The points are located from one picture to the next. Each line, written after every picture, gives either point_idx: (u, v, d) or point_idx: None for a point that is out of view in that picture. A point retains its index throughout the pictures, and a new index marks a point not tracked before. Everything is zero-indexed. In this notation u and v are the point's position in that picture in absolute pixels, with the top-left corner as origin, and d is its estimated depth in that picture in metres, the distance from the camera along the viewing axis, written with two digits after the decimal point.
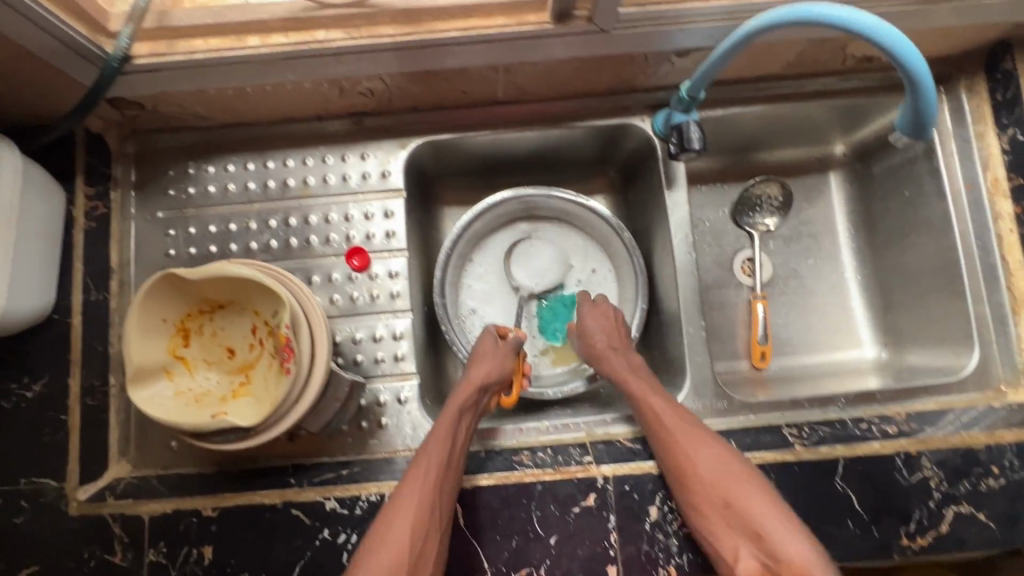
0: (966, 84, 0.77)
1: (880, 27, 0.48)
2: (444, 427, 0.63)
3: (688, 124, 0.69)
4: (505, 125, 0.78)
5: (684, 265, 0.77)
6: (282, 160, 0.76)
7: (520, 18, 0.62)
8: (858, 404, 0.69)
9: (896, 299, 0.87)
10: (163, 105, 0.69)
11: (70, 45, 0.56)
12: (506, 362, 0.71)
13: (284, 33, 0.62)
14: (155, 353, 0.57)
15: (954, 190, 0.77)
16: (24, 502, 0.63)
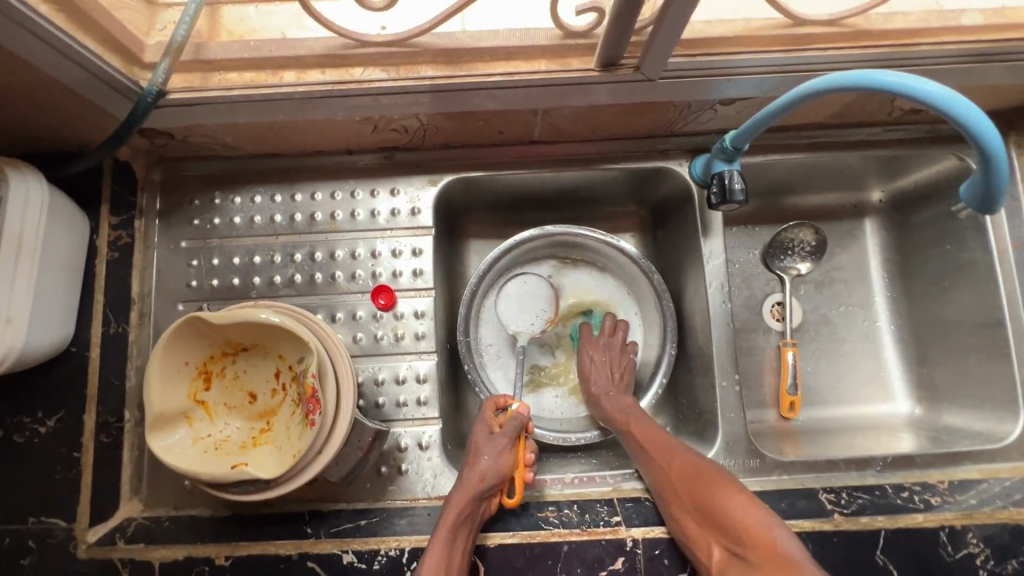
0: (1015, 139, 0.75)
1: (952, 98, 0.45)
2: (446, 521, 0.59)
3: (730, 173, 0.67)
4: (539, 164, 0.76)
5: (718, 314, 0.75)
6: (310, 193, 0.74)
7: (565, 63, 0.61)
8: (896, 469, 0.69)
9: (934, 355, 0.84)
10: (194, 135, 0.68)
11: (106, 80, 0.55)
12: (503, 449, 0.65)
13: (322, 70, 0.61)
14: (175, 398, 0.55)
15: (1000, 248, 0.75)
16: (31, 543, 0.60)
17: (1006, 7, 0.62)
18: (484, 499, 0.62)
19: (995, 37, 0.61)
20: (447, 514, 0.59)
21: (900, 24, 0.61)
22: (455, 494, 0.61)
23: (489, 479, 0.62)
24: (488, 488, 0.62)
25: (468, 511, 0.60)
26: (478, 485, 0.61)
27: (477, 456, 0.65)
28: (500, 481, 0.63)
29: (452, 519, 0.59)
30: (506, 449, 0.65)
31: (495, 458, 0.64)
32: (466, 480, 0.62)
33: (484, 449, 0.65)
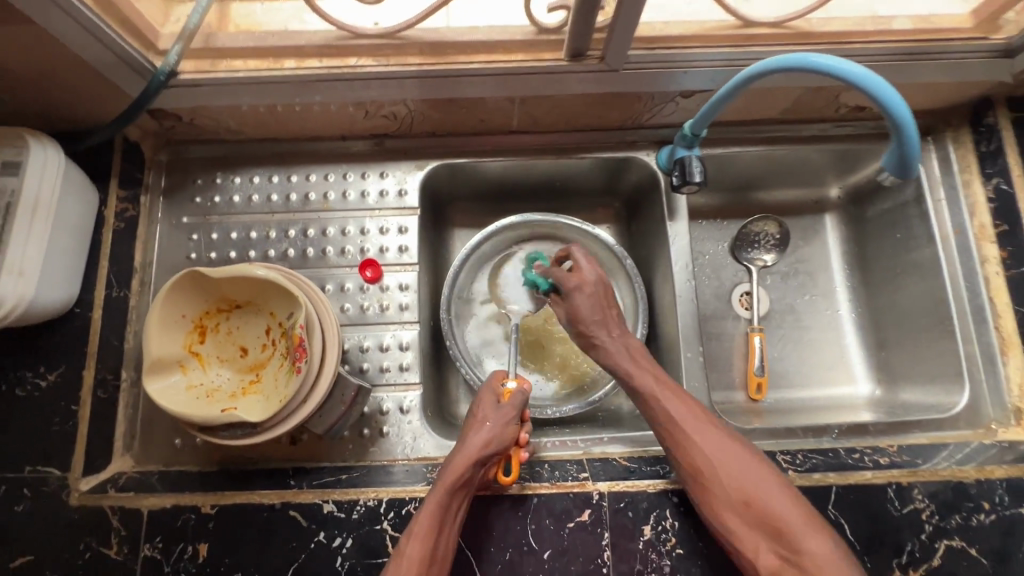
0: (952, 135, 0.82)
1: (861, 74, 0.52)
2: (443, 485, 0.60)
3: (690, 158, 0.73)
4: (518, 153, 0.83)
5: (684, 292, 0.81)
6: (305, 175, 0.80)
7: (538, 55, 0.68)
8: (849, 435, 0.72)
9: (889, 338, 0.89)
10: (200, 118, 0.74)
11: (125, 59, 0.62)
12: (508, 420, 0.65)
13: (319, 58, 0.68)
14: (172, 346, 0.59)
15: (943, 235, 0.80)
16: (26, 490, 0.63)
17: (931, 14, 0.70)
18: (482, 466, 0.62)
19: (920, 39, 0.69)
20: (446, 476, 0.60)
21: (836, 26, 0.69)
22: (456, 457, 0.61)
23: (491, 448, 0.62)
24: (489, 455, 0.62)
25: (466, 475, 0.60)
26: (479, 451, 0.62)
27: (480, 423, 0.65)
28: (499, 449, 0.63)
29: (452, 481, 0.60)
30: (511, 421, 0.65)
31: (499, 427, 0.64)
32: (469, 445, 0.62)
33: (489, 417, 0.65)
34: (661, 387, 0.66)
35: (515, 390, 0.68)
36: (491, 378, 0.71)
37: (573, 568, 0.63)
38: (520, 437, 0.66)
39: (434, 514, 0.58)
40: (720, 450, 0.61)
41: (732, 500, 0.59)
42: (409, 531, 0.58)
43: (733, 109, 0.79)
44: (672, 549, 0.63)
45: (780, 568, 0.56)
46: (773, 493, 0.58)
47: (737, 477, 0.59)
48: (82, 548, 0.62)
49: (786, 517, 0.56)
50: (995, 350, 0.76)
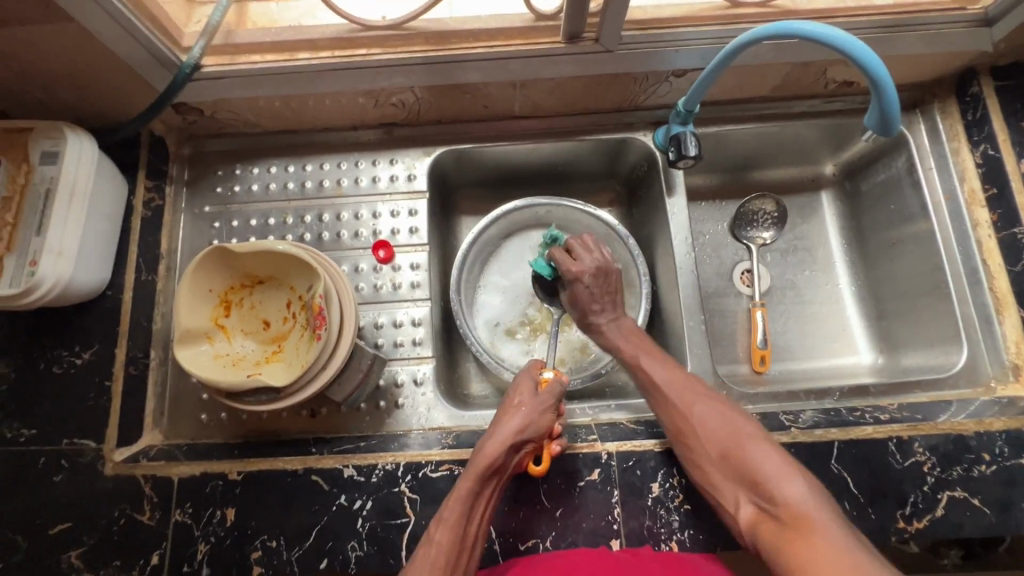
0: (939, 106, 0.85)
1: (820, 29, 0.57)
2: (473, 469, 0.61)
3: (685, 134, 0.76)
4: (520, 137, 0.87)
5: (684, 264, 0.83)
6: (319, 164, 0.85)
7: (536, 40, 0.72)
8: (852, 398, 0.75)
9: (889, 306, 0.91)
10: (220, 112, 0.79)
11: (153, 53, 0.67)
12: (544, 408, 0.67)
13: (331, 50, 0.72)
14: (200, 318, 0.63)
15: (934, 201, 0.83)
16: (64, 461, 0.67)
17: None
18: (516, 452, 0.63)
19: (901, 12, 0.72)
20: (477, 461, 0.61)
21: (819, 3, 0.72)
22: (487, 444, 0.62)
23: (526, 434, 0.63)
24: (522, 441, 0.63)
25: (498, 460, 0.61)
26: (512, 438, 0.63)
27: (516, 409, 0.67)
28: (533, 437, 0.64)
29: (482, 466, 0.61)
30: (546, 408, 0.67)
31: (534, 413, 0.66)
32: (502, 431, 0.64)
33: (525, 403, 0.67)
34: (648, 356, 0.72)
35: (552, 379, 0.70)
36: (529, 366, 0.74)
37: (585, 525, 0.65)
38: (552, 430, 0.67)
39: (465, 497, 0.60)
40: (705, 410, 0.65)
41: (710, 452, 0.62)
42: (439, 515, 0.59)
43: (725, 87, 0.83)
44: (679, 506, 0.65)
45: (759, 519, 0.57)
46: (751, 445, 0.61)
47: (716, 432, 0.63)
48: (118, 514, 0.65)
49: (762, 468, 0.58)
50: (990, 310, 0.78)
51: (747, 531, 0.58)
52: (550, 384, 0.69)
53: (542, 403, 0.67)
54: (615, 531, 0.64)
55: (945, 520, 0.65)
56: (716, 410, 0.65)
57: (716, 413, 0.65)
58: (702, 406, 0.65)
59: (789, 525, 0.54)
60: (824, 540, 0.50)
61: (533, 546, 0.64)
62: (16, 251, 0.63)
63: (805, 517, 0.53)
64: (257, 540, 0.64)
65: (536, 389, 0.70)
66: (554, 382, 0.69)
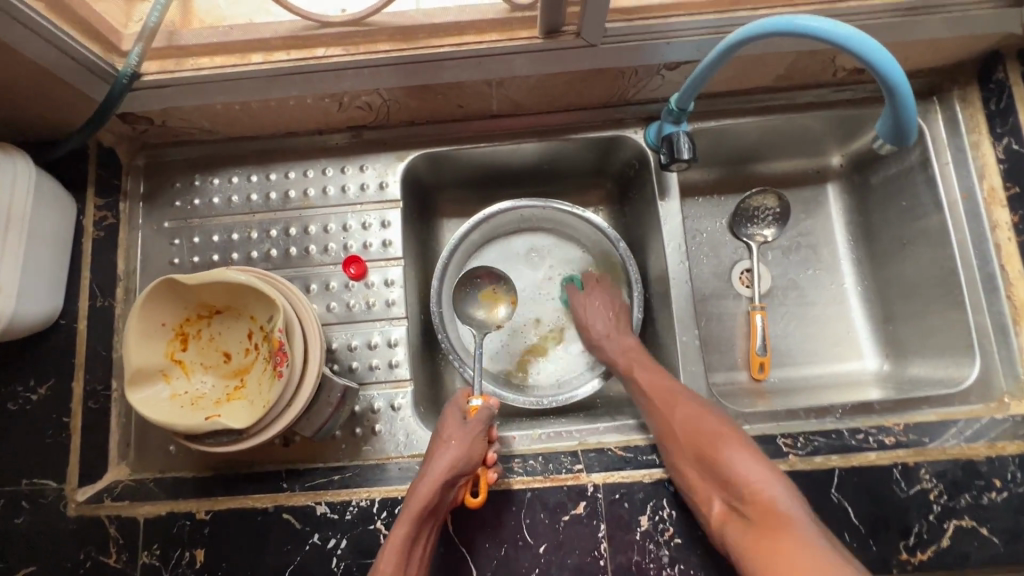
0: (959, 94, 0.78)
1: (820, 23, 0.50)
2: (409, 511, 0.57)
3: (678, 134, 0.70)
4: (500, 137, 0.80)
5: (678, 274, 0.78)
6: (285, 172, 0.79)
7: (512, 34, 0.64)
8: (855, 415, 0.70)
9: (897, 309, 0.86)
10: (171, 120, 0.73)
11: (83, 63, 0.60)
12: (475, 438, 0.63)
13: (285, 51, 0.65)
14: (153, 356, 0.59)
15: (950, 200, 0.76)
16: (24, 502, 0.64)
17: None
18: (449, 488, 0.60)
19: None
20: (411, 506, 0.58)
21: None
22: (421, 484, 0.59)
23: (459, 469, 0.60)
24: (455, 477, 0.60)
25: (434, 499, 0.58)
26: (445, 476, 0.59)
27: (445, 443, 0.62)
28: (467, 469, 0.61)
29: (418, 510, 0.57)
30: (478, 439, 0.63)
31: (466, 446, 0.62)
32: (434, 469, 0.60)
33: (453, 437, 0.63)
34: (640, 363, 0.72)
35: (481, 406, 0.66)
36: (456, 395, 0.68)
37: (570, 561, 0.62)
38: (487, 458, 0.64)
39: (401, 545, 0.56)
40: (687, 410, 0.63)
41: (688, 452, 0.61)
42: (376, 567, 0.56)
43: (725, 78, 0.76)
44: (670, 540, 0.62)
45: (730, 517, 0.57)
46: (728, 444, 0.60)
47: (693, 429, 0.62)
48: (83, 557, 0.63)
49: (740, 470, 0.57)
50: (1007, 320, 0.73)
51: (719, 529, 0.57)
52: (477, 411, 0.65)
53: (472, 434, 0.63)
54: (601, 567, 0.61)
55: (951, 551, 0.61)
56: (694, 409, 0.63)
57: (694, 411, 0.63)
58: (681, 406, 0.64)
59: (760, 521, 0.54)
60: (802, 540, 0.50)
61: None
62: None
63: (783, 521, 0.52)
64: None
65: (467, 418, 0.65)
66: (484, 409, 0.64)
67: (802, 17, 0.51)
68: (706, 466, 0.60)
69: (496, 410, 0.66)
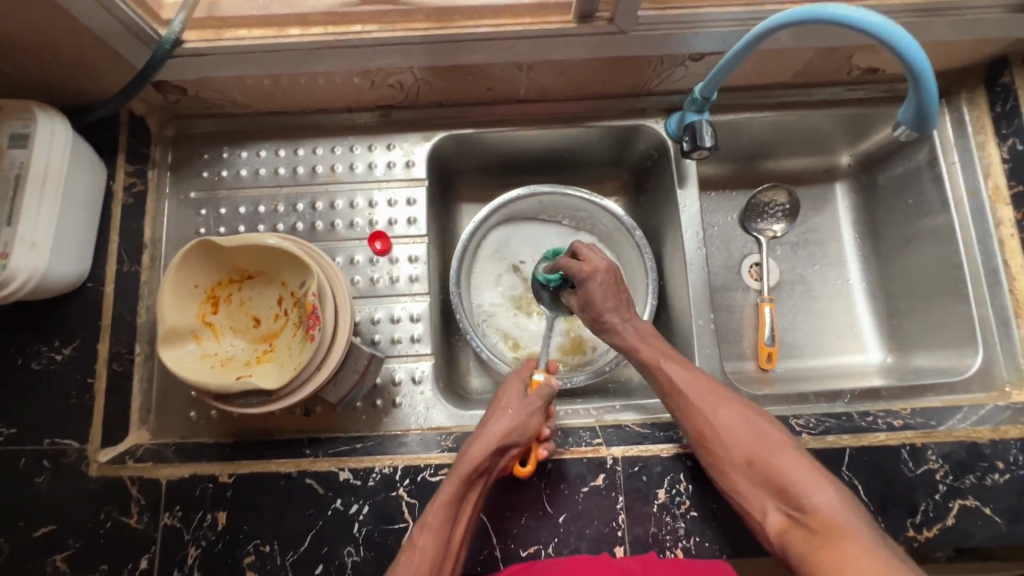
0: (966, 97, 0.81)
1: (846, 12, 0.53)
2: (458, 470, 0.59)
3: (700, 123, 0.72)
4: (525, 122, 0.82)
5: (694, 260, 0.80)
6: (312, 148, 0.80)
7: (545, 18, 0.66)
8: (864, 401, 0.73)
9: (901, 304, 0.89)
10: (205, 90, 0.74)
11: (128, 27, 0.61)
12: (532, 411, 0.64)
13: (323, 26, 0.67)
14: (186, 317, 0.60)
15: (956, 198, 0.79)
16: (45, 461, 0.64)
17: None
18: (501, 454, 0.61)
19: None
20: (461, 464, 0.59)
21: None
22: (473, 446, 0.60)
23: (513, 437, 0.61)
24: (508, 444, 0.61)
25: (485, 462, 0.59)
26: (499, 439, 0.61)
27: (503, 410, 0.64)
28: (519, 440, 0.62)
29: (468, 469, 0.58)
30: (535, 411, 0.64)
31: (523, 417, 0.63)
32: (489, 432, 0.61)
33: (513, 405, 0.65)
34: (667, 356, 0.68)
35: (543, 383, 0.68)
36: (518, 369, 0.71)
37: (588, 531, 0.63)
38: (542, 433, 0.64)
39: (449, 501, 0.57)
40: (727, 414, 0.62)
41: (735, 458, 0.60)
42: (421, 520, 0.57)
43: (744, 72, 0.78)
44: (686, 513, 0.64)
45: (789, 527, 0.56)
46: (774, 451, 0.59)
47: (734, 431, 0.61)
48: (104, 518, 0.63)
49: (792, 475, 0.57)
50: (1009, 312, 0.76)
51: (776, 538, 0.56)
52: (540, 388, 0.67)
53: (531, 407, 0.65)
54: (619, 538, 0.63)
55: (956, 530, 0.64)
56: (735, 411, 0.62)
57: (735, 414, 0.62)
58: (723, 407, 0.62)
59: (820, 535, 0.53)
60: (860, 548, 0.50)
61: (535, 552, 0.62)
62: None
63: (837, 526, 0.52)
64: (250, 545, 0.62)
65: (525, 392, 0.67)
66: (547, 386, 0.67)
67: (830, 6, 0.54)
68: (754, 472, 0.59)
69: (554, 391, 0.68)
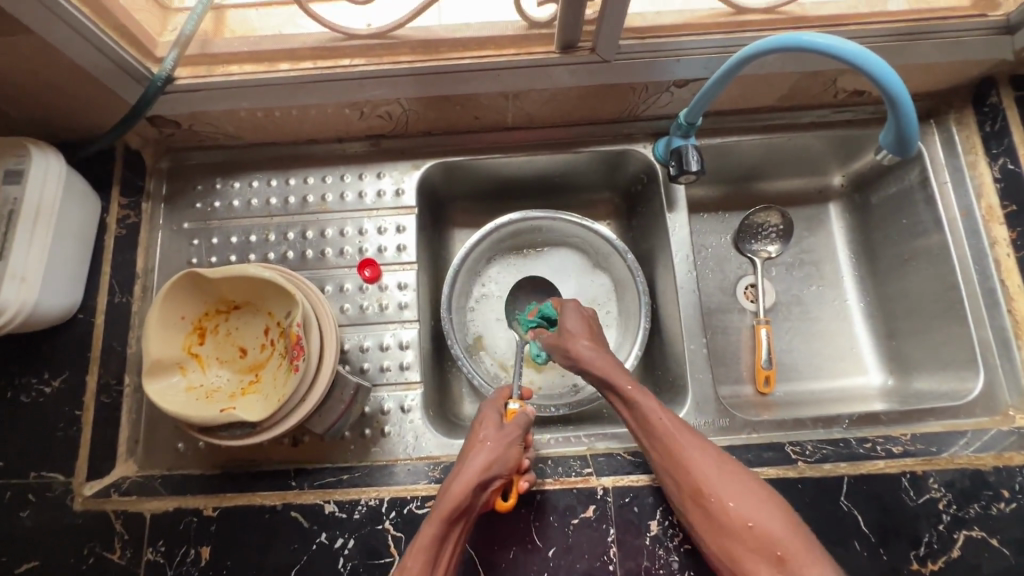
0: (955, 117, 0.81)
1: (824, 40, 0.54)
2: (439, 513, 0.54)
3: (687, 148, 0.72)
4: (514, 149, 0.82)
5: (685, 283, 0.80)
6: (304, 178, 0.81)
7: (529, 49, 0.68)
8: (862, 426, 0.71)
9: (899, 326, 0.87)
10: (198, 124, 0.75)
11: (121, 66, 0.63)
12: (511, 441, 0.60)
13: (312, 60, 0.68)
14: (172, 348, 0.60)
15: (950, 218, 0.79)
16: (30, 496, 0.64)
17: None
18: (482, 489, 0.57)
19: (916, 20, 0.68)
20: (442, 505, 0.54)
21: (831, 12, 0.68)
22: (454, 482, 0.55)
23: (493, 472, 0.57)
24: (489, 478, 0.57)
25: (465, 502, 0.54)
26: (478, 475, 0.56)
27: (480, 444, 0.59)
28: (499, 472, 0.58)
29: (449, 509, 0.54)
30: (514, 441, 0.60)
31: (501, 448, 0.59)
32: (468, 469, 0.56)
33: (490, 436, 0.60)
34: (649, 397, 0.63)
35: (518, 411, 0.65)
36: (493, 398, 0.68)
37: (579, 566, 0.61)
38: (521, 465, 0.62)
39: (429, 544, 0.53)
40: (717, 469, 0.56)
41: (727, 519, 0.54)
42: (403, 564, 0.54)
43: (729, 96, 0.79)
44: (678, 546, 0.62)
45: None
46: (771, 513, 0.53)
47: (726, 489, 0.55)
48: (87, 553, 0.62)
49: (787, 542, 0.51)
50: (1009, 334, 0.74)
51: None
52: (516, 415, 0.63)
53: (509, 436, 0.61)
54: (611, 572, 0.61)
55: (962, 563, 0.61)
56: (729, 470, 0.56)
57: (728, 473, 0.56)
58: (712, 461, 0.57)
59: None
60: None
61: None
62: None
63: None
64: None
65: (503, 422, 0.63)
66: (522, 414, 0.63)
67: (809, 35, 0.55)
68: (750, 536, 0.53)
69: (532, 416, 0.65)
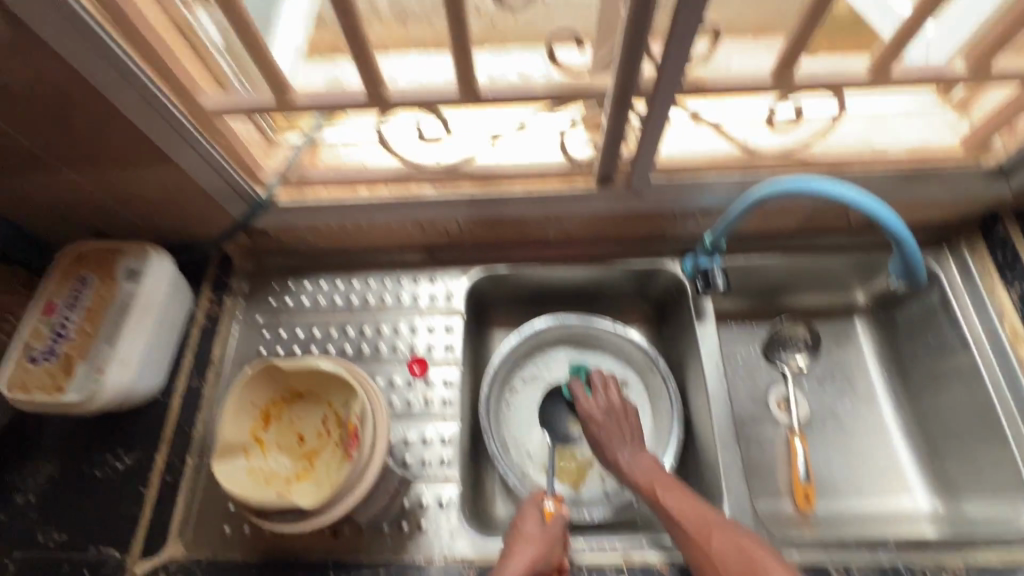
0: (966, 244, 0.88)
1: (828, 185, 0.63)
2: None
3: (713, 269, 0.81)
4: (554, 261, 0.91)
5: (717, 392, 0.83)
6: (366, 281, 0.91)
7: (572, 182, 0.80)
8: (908, 551, 0.69)
9: (940, 446, 0.86)
10: (283, 234, 0.88)
11: (234, 187, 0.77)
12: (554, 540, 0.64)
13: (387, 187, 0.82)
14: (240, 432, 0.66)
15: (976, 339, 0.82)
16: (85, 570, 0.68)
17: (923, 143, 0.79)
18: None
19: (914, 165, 0.78)
20: None
21: (837, 154, 0.77)
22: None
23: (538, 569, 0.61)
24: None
25: None
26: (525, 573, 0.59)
27: (524, 540, 0.63)
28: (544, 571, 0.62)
29: None
30: (555, 541, 0.64)
31: (545, 548, 0.63)
32: (513, 566, 0.60)
33: (533, 535, 0.64)
34: (664, 486, 0.69)
35: (555, 513, 0.68)
36: (533, 496, 0.70)
37: None
38: (561, 563, 0.65)
39: None
40: (722, 541, 0.61)
41: None
42: None
43: (749, 222, 0.88)
44: None
45: None
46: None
47: (733, 562, 0.60)
48: None
49: None
50: None
51: None
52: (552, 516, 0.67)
53: (549, 536, 0.64)
54: None
55: None
56: (732, 542, 0.61)
57: (732, 544, 0.61)
58: (717, 532, 0.62)
59: None
60: None
61: None
62: (89, 359, 0.70)
63: None
64: None
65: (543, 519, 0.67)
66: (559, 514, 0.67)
67: (814, 180, 0.64)
68: None
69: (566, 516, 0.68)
